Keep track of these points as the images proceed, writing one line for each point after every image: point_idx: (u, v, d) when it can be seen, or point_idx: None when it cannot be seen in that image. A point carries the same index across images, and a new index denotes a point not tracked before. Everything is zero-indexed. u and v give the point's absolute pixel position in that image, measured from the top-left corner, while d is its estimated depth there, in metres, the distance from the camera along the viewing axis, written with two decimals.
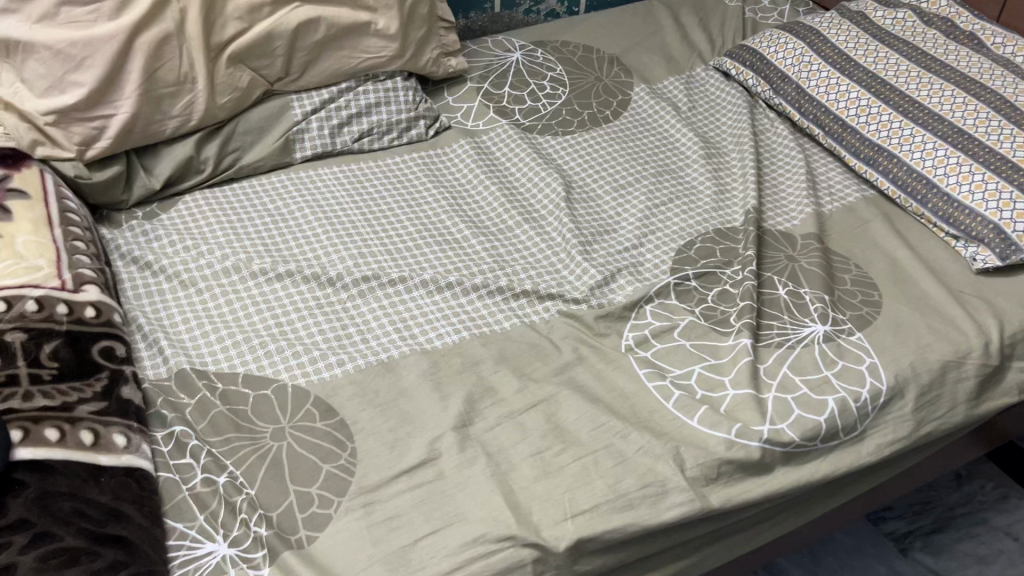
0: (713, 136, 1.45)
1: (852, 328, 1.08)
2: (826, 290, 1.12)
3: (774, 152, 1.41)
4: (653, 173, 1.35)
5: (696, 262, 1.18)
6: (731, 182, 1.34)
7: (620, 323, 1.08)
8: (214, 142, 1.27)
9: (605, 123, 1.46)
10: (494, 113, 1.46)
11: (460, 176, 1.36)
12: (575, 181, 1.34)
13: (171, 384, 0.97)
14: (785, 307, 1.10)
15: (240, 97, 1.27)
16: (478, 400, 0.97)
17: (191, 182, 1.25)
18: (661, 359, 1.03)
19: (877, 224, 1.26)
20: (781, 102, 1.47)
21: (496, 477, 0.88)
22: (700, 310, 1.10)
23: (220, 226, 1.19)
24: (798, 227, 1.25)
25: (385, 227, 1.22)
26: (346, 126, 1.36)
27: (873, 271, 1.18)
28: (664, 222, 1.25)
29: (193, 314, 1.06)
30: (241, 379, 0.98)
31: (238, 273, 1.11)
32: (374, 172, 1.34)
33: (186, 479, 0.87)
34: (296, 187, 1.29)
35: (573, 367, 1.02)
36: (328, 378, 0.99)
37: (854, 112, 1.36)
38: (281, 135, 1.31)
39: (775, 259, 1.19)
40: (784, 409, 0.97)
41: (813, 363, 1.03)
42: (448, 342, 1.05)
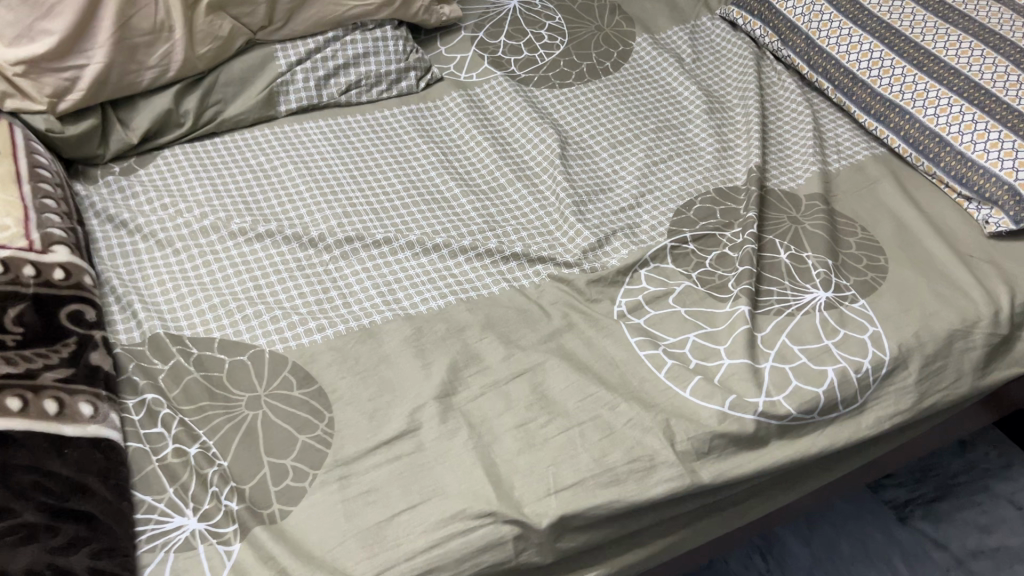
0: (717, 89, 1.39)
1: (856, 294, 1.03)
2: (830, 254, 1.07)
3: (781, 108, 1.34)
4: (653, 128, 1.29)
5: (695, 223, 1.13)
6: (734, 139, 1.28)
7: (613, 288, 1.04)
8: (194, 95, 1.22)
9: (604, 75, 1.40)
10: (489, 64, 1.40)
11: (451, 131, 1.30)
12: (572, 136, 1.28)
13: (145, 349, 0.93)
14: (785, 273, 1.06)
15: (221, 46, 1.21)
16: (462, 368, 0.94)
17: (171, 136, 1.21)
18: (654, 326, 0.99)
19: (884, 182, 1.20)
20: (791, 54, 1.40)
21: (478, 449, 0.85)
22: (696, 275, 1.06)
23: (200, 183, 1.15)
24: (803, 187, 1.19)
25: (371, 186, 1.18)
26: (332, 78, 1.31)
27: (879, 232, 1.13)
28: (663, 181, 1.20)
29: (169, 276, 1.02)
30: (217, 344, 0.95)
31: (217, 232, 1.07)
32: (363, 126, 1.29)
33: (156, 450, 0.84)
34: (280, 143, 1.24)
35: (562, 335, 0.98)
36: (307, 345, 0.95)
37: (866, 65, 1.30)
38: (265, 87, 1.26)
39: (777, 220, 1.14)
40: (781, 380, 0.93)
41: (812, 332, 0.98)
42: (433, 307, 1.01)
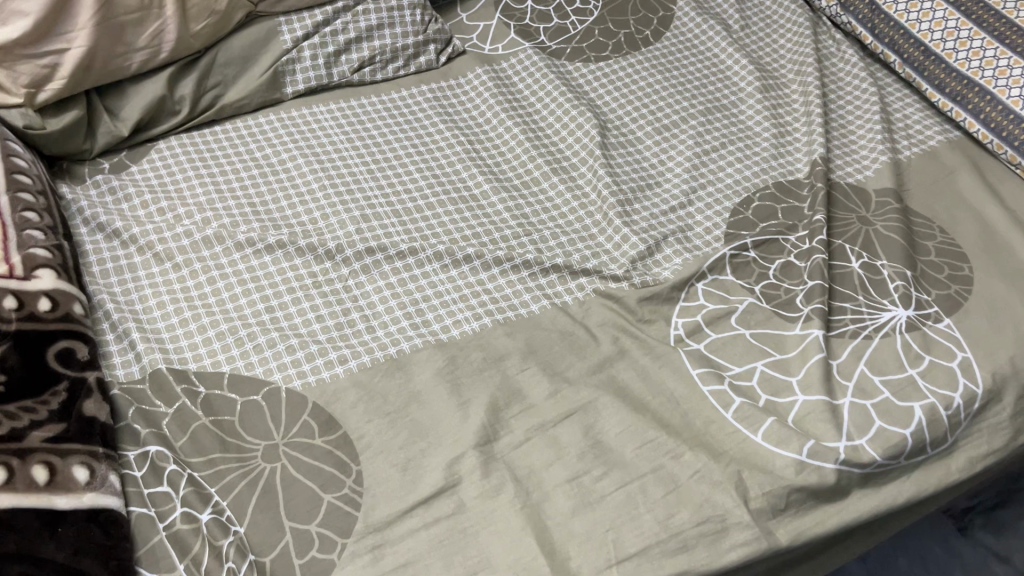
0: (769, 62, 1.25)
1: (939, 312, 0.92)
2: (908, 264, 0.96)
3: (841, 84, 1.21)
4: (701, 109, 1.16)
5: (754, 226, 1.01)
6: (792, 122, 1.15)
7: (667, 306, 0.93)
8: (190, 77, 1.08)
9: (644, 46, 1.26)
10: (516, 34, 1.26)
11: (476, 113, 1.17)
12: (611, 120, 1.15)
13: (145, 389, 0.82)
14: (860, 287, 0.95)
15: (218, 22, 1.08)
16: (503, 408, 0.83)
17: (166, 126, 1.08)
18: (717, 353, 0.89)
19: (963, 174, 1.08)
20: (852, 21, 1.26)
21: (527, 510, 0.75)
22: (760, 289, 0.95)
23: (201, 182, 1.03)
24: (872, 180, 1.07)
25: (391, 183, 1.06)
26: (343, 54, 1.17)
27: (961, 234, 1.01)
28: (716, 173, 1.08)
29: (170, 297, 0.91)
30: (227, 381, 0.84)
31: (222, 243, 0.95)
32: (379, 108, 1.16)
33: (162, 515, 0.73)
34: (287, 132, 1.11)
35: (614, 364, 0.88)
36: (327, 381, 0.84)
37: (940, 36, 1.16)
38: (269, 66, 1.12)
39: (846, 221, 1.02)
40: (863, 420, 0.82)
41: (895, 359, 0.88)
42: (467, 331, 0.90)
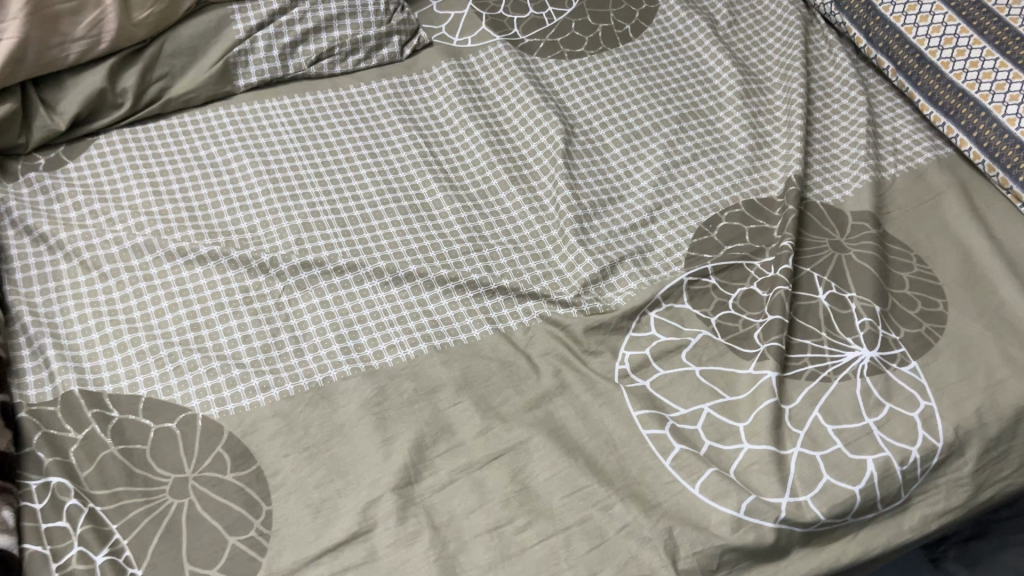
0: (755, 63, 1.18)
1: (906, 354, 0.86)
2: (877, 299, 0.90)
3: (829, 90, 1.14)
4: (676, 115, 1.10)
5: (718, 249, 0.95)
6: (771, 132, 1.09)
7: (616, 337, 0.87)
8: (134, 69, 1.03)
9: (622, 42, 1.18)
10: (487, 26, 1.19)
11: (438, 112, 1.11)
12: (578, 124, 1.09)
13: (56, 412, 0.79)
14: (823, 322, 0.89)
15: (164, 10, 1.02)
16: (429, 446, 0.79)
17: (108, 120, 1.02)
18: (662, 391, 0.83)
19: (950, 198, 1.01)
20: (846, 22, 1.18)
21: (441, 562, 0.71)
22: (717, 321, 0.89)
23: (140, 183, 0.98)
24: (850, 201, 1.00)
25: (339, 188, 1.00)
26: (301, 45, 1.11)
27: (940, 266, 0.95)
28: (683, 188, 1.02)
29: (92, 310, 0.86)
30: (142, 406, 0.80)
31: (152, 252, 0.91)
32: (335, 104, 1.10)
33: (57, 553, 0.70)
34: (235, 128, 1.06)
35: (553, 400, 0.83)
36: (247, 409, 0.80)
37: (937, 43, 1.08)
38: (219, 57, 1.06)
39: (817, 246, 0.96)
40: (811, 473, 0.77)
41: (852, 405, 0.82)
42: (400, 358, 0.85)
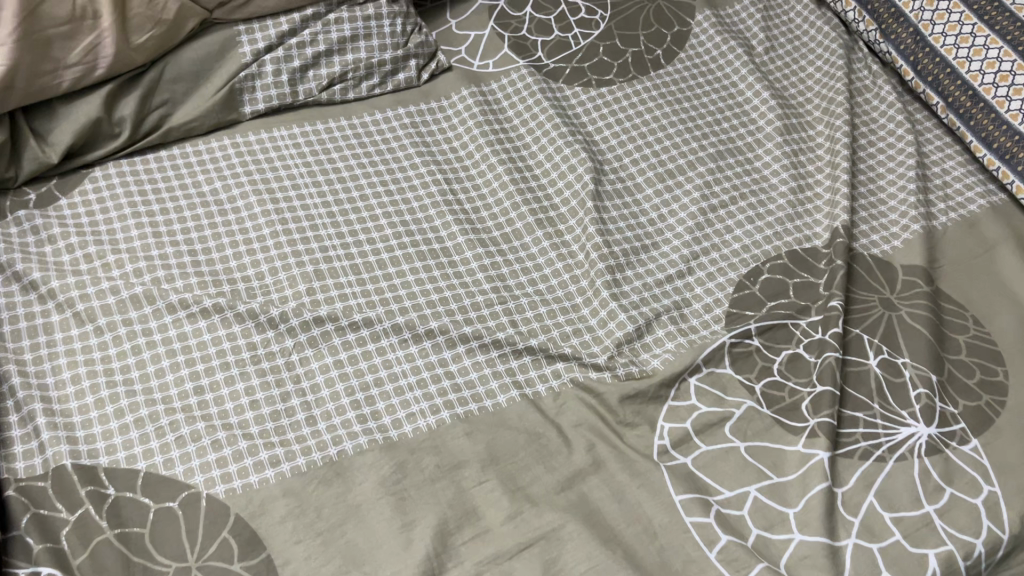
0: (794, 94, 1.11)
1: (965, 430, 0.80)
2: (933, 367, 0.84)
3: (873, 126, 1.07)
4: (712, 151, 1.03)
5: (761, 306, 0.89)
6: (813, 172, 1.02)
7: (653, 406, 0.81)
8: (132, 96, 0.95)
9: (653, 69, 1.11)
10: (510, 49, 1.11)
11: (457, 144, 1.04)
12: (608, 161, 1.02)
13: (47, 488, 0.72)
14: (876, 393, 0.82)
15: (166, 33, 0.95)
16: (453, 532, 0.72)
17: (103, 150, 0.95)
18: (705, 470, 0.77)
19: (1005, 251, 0.94)
20: (891, 51, 1.11)
21: None
22: (762, 389, 0.83)
23: (138, 222, 0.91)
24: (900, 253, 0.94)
25: (352, 229, 0.93)
26: (311, 69, 1.03)
27: (997, 329, 0.88)
28: (722, 235, 0.95)
29: (86, 370, 0.79)
30: (141, 481, 0.73)
31: (152, 303, 0.84)
32: (348, 133, 1.03)
33: None
34: (240, 160, 0.98)
35: (587, 478, 0.76)
36: (255, 487, 0.74)
37: (991, 79, 1.00)
38: (224, 83, 0.99)
39: (866, 304, 0.89)
40: (868, 569, 0.71)
41: (909, 490, 0.76)
42: (420, 428, 0.79)
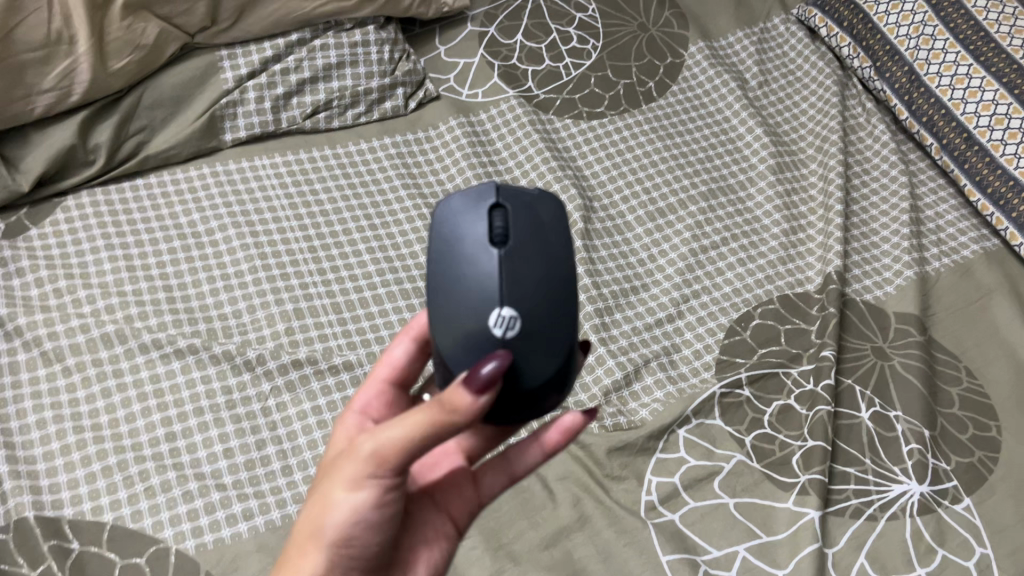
0: (786, 131, 1.10)
1: (958, 488, 0.79)
2: (926, 421, 0.82)
3: (867, 165, 1.05)
4: (704, 190, 1.01)
5: (752, 353, 0.87)
6: (805, 212, 1.00)
7: (641, 459, 0.79)
8: (108, 123, 0.92)
9: (645, 102, 1.09)
10: (500, 77, 1.09)
11: (445, 176, 1.01)
12: (598, 197, 1.00)
13: (7, 542, 0.69)
14: (868, 447, 0.81)
15: (146, 58, 0.91)
16: None
17: (77, 178, 0.91)
18: (692, 528, 0.75)
19: (1000, 299, 0.93)
20: (886, 89, 1.09)
21: None
22: (752, 441, 0.80)
23: (111, 256, 0.87)
24: (892, 299, 0.92)
25: (335, 265, 0.91)
26: (295, 96, 1.00)
27: (991, 382, 0.87)
28: (713, 277, 0.93)
29: (53, 414, 0.76)
30: (107, 535, 0.70)
31: (124, 343, 0.81)
32: (332, 163, 1.00)
33: None
34: (219, 190, 0.95)
35: (572, 535, 0.74)
36: (227, 542, 0.71)
37: (987, 122, 0.99)
38: (204, 110, 0.96)
39: (858, 352, 0.88)
40: None
41: (900, 551, 0.74)
42: None
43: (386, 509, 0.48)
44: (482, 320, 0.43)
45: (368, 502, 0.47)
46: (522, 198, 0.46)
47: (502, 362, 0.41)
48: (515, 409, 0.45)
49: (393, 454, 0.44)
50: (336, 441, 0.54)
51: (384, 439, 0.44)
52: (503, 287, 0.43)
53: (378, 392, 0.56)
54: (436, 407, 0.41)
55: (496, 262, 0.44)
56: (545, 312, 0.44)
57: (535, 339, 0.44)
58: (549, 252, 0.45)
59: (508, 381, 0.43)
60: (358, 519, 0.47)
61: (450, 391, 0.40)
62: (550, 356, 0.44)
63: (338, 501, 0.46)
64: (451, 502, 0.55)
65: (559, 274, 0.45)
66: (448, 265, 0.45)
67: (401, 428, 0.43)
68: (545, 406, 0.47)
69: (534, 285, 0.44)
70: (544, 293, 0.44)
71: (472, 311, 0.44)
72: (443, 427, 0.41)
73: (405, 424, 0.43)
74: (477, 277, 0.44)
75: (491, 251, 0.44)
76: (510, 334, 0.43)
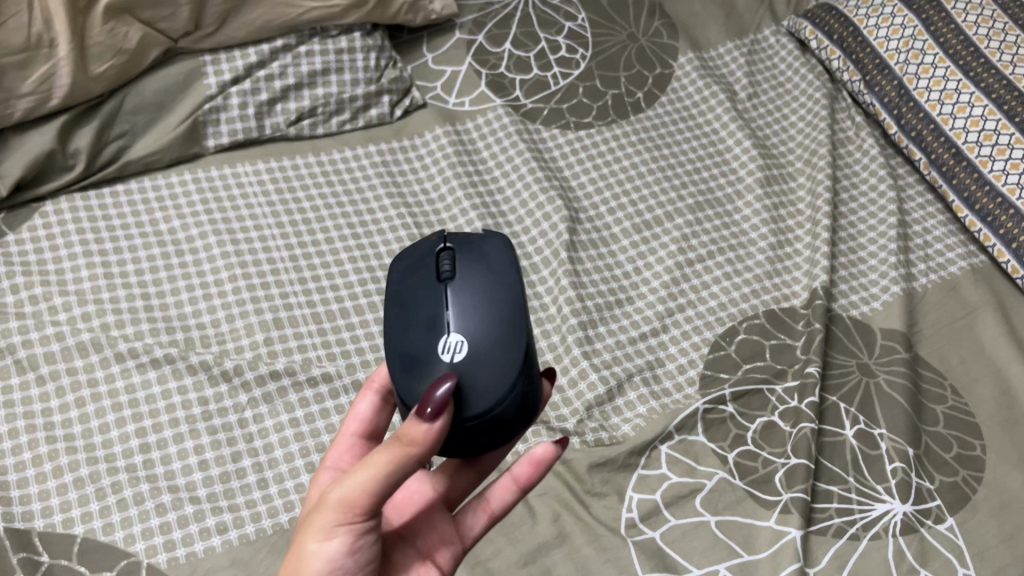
0: (775, 144, 1.09)
1: (941, 508, 0.78)
2: (910, 439, 0.81)
3: (854, 180, 1.05)
4: (691, 202, 1.00)
5: (737, 368, 0.86)
6: (792, 226, 1.00)
7: (622, 475, 0.78)
8: (88, 128, 0.90)
9: (633, 113, 1.08)
10: (487, 86, 1.08)
11: (430, 185, 1.00)
12: (583, 208, 0.99)
13: None
14: (851, 466, 0.80)
15: (128, 63, 0.90)
16: None
17: (56, 184, 0.90)
18: (673, 545, 0.74)
19: (986, 316, 0.92)
20: (875, 103, 1.08)
21: None
22: (735, 458, 0.80)
23: (89, 263, 0.86)
24: (879, 315, 0.92)
25: (316, 275, 0.90)
26: (279, 103, 0.99)
27: (976, 400, 0.86)
28: (698, 291, 0.92)
29: (25, 424, 0.75)
30: (77, 548, 0.69)
31: (100, 351, 0.80)
32: (316, 170, 0.99)
33: None
34: (201, 197, 0.94)
35: (550, 553, 0.73)
36: (199, 556, 0.70)
37: (976, 138, 0.98)
38: (186, 116, 0.95)
39: (843, 369, 0.87)
40: None
41: (883, 572, 0.74)
42: None
43: (359, 556, 0.47)
44: (430, 347, 0.47)
45: (342, 549, 0.46)
46: (467, 241, 0.52)
47: (453, 384, 0.44)
48: (478, 435, 0.47)
49: (362, 495, 0.44)
50: (312, 494, 0.56)
51: (350, 485, 0.44)
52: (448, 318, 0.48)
53: (349, 446, 0.59)
54: (393, 444, 0.43)
55: (439, 297, 0.49)
56: (494, 334, 0.47)
57: (484, 357, 0.46)
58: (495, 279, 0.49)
59: (462, 403, 0.45)
60: (334, 568, 0.46)
61: (406, 426, 0.43)
62: (504, 368, 0.46)
63: (310, 553, 0.46)
64: (430, 543, 0.55)
65: (503, 295, 0.49)
66: (401, 309, 0.50)
67: (365, 471, 0.44)
68: (505, 431, 0.48)
69: (475, 308, 0.48)
70: (491, 316, 0.48)
71: (423, 343, 0.48)
72: (403, 462, 0.43)
73: (373, 466, 0.44)
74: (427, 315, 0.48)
75: (440, 290, 0.49)
76: (456, 357, 0.46)
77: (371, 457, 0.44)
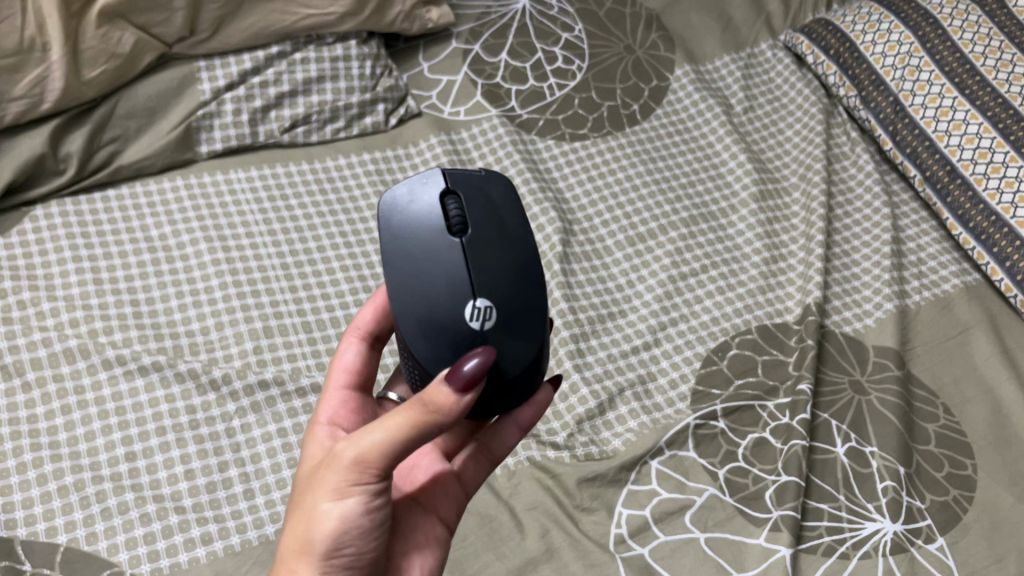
0: (770, 158, 1.09)
1: (932, 528, 0.77)
2: (902, 458, 0.81)
3: (849, 195, 1.05)
4: (685, 216, 1.00)
5: (728, 384, 0.86)
6: (786, 241, 1.00)
7: (612, 490, 0.77)
8: (80, 132, 0.90)
9: (629, 125, 1.08)
10: (483, 96, 1.08)
11: None
12: (577, 220, 0.99)
13: None
14: (842, 483, 0.80)
15: (121, 67, 0.90)
16: None
17: (47, 188, 0.89)
18: (662, 562, 0.74)
19: (979, 335, 0.92)
20: (870, 119, 1.08)
21: None
22: (725, 474, 0.79)
23: (77, 268, 0.86)
24: (872, 332, 0.91)
25: (307, 283, 0.89)
26: (273, 110, 0.99)
27: (968, 419, 0.86)
28: (691, 305, 0.92)
29: (10, 430, 0.74)
30: (60, 557, 0.68)
31: (87, 358, 0.79)
32: (309, 178, 0.98)
33: None
34: (192, 203, 0.93)
35: (539, 567, 0.72)
36: (183, 567, 0.69)
37: (971, 156, 0.98)
38: (179, 121, 0.94)
39: (835, 386, 0.87)
40: None
41: None
42: None
43: (376, 517, 0.49)
44: (457, 312, 0.47)
45: (357, 509, 0.48)
46: (473, 182, 0.50)
47: (483, 359, 0.44)
48: (495, 397, 0.48)
49: (377, 455, 0.46)
50: (311, 451, 0.55)
51: (366, 444, 0.46)
52: (472, 279, 0.47)
53: (341, 399, 0.60)
54: (417, 408, 0.44)
55: (458, 251, 0.48)
56: (514, 296, 0.48)
57: (510, 325, 0.47)
58: (505, 235, 0.49)
59: (500, 369, 0.47)
60: (348, 528, 0.48)
61: (431, 390, 0.44)
62: (527, 335, 0.48)
63: (325, 511, 0.48)
64: (439, 504, 0.57)
65: (518, 255, 0.49)
66: (410, 254, 0.48)
67: (383, 430, 0.46)
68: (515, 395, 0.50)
69: (496, 271, 0.48)
70: (510, 277, 0.48)
71: (445, 306, 0.47)
72: (424, 425, 0.44)
73: (388, 425, 0.46)
74: (445, 273, 0.47)
75: (454, 244, 0.48)
76: (488, 325, 0.46)
77: (390, 417, 0.46)
